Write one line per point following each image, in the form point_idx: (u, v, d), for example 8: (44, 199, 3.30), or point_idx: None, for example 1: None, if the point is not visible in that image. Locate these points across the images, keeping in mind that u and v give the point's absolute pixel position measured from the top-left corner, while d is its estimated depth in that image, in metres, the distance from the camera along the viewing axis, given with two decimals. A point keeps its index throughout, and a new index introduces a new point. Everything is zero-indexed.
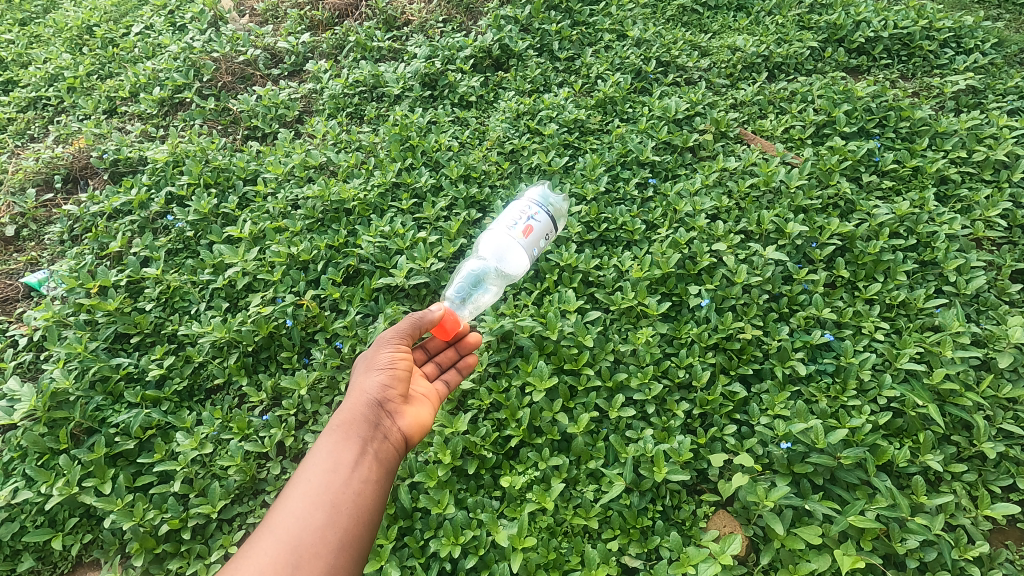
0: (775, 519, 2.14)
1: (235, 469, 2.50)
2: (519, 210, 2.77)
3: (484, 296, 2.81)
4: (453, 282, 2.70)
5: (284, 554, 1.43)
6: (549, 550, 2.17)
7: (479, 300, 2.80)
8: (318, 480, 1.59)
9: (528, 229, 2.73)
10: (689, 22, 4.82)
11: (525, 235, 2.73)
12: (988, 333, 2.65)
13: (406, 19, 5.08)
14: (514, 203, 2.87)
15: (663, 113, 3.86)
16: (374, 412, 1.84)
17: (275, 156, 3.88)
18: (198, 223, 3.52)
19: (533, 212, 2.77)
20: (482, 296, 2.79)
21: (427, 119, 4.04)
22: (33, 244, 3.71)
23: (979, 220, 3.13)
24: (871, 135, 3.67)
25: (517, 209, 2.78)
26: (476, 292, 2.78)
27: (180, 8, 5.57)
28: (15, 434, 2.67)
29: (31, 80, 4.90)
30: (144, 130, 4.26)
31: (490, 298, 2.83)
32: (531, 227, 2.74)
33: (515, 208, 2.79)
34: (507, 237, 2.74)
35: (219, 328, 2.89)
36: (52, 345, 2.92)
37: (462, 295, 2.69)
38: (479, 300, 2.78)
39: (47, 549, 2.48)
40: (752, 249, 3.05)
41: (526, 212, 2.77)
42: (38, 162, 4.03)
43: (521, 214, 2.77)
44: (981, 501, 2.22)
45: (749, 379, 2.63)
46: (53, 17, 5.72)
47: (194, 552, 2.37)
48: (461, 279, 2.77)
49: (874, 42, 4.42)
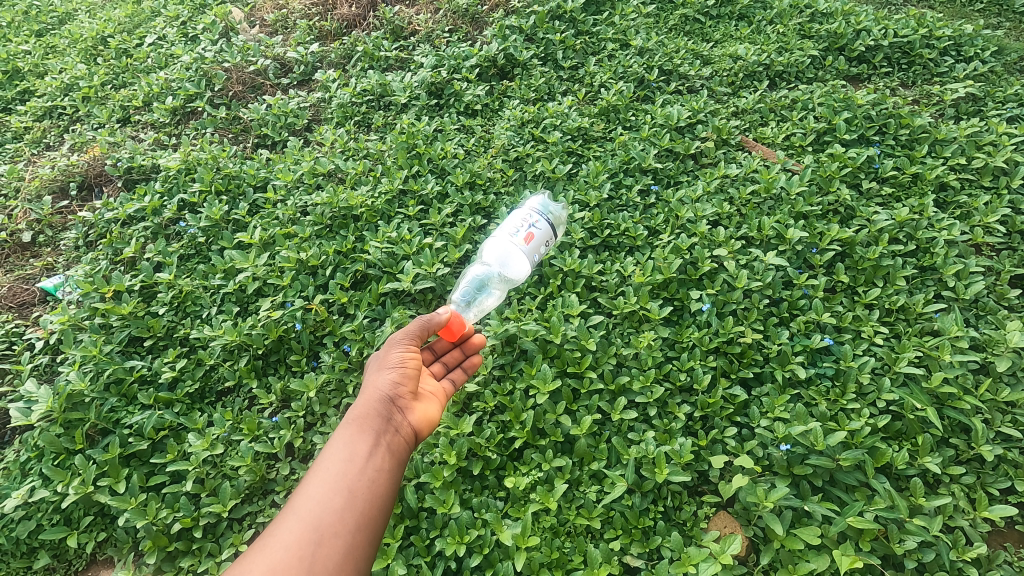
0: (774, 520, 2.17)
1: (245, 469, 2.56)
2: (522, 217, 2.82)
3: (489, 300, 2.89)
4: (458, 286, 2.79)
5: (305, 535, 1.47)
6: (552, 550, 2.21)
7: (483, 303, 2.86)
8: (334, 469, 1.64)
9: (529, 236, 2.79)
10: (691, 32, 4.89)
11: (526, 242, 2.78)
12: (987, 338, 2.68)
13: (413, 30, 5.18)
14: (516, 210, 2.93)
15: (665, 121, 3.92)
16: (387, 407, 1.89)
17: (284, 164, 3.96)
18: (210, 229, 3.60)
19: (534, 220, 2.82)
20: (486, 299, 2.85)
21: (434, 127, 4.12)
22: (49, 249, 3.80)
23: (978, 226, 3.17)
24: (871, 142, 3.72)
25: (520, 216, 2.83)
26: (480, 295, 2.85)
27: (192, 19, 5.69)
28: (33, 435, 2.74)
29: (47, 89, 5.03)
30: (157, 138, 4.36)
31: (494, 301, 2.90)
32: (532, 234, 2.79)
33: (517, 215, 2.84)
34: (510, 243, 2.79)
35: (230, 332, 2.96)
36: (69, 348, 3.00)
37: (467, 298, 2.77)
38: (483, 303, 2.84)
39: (62, 547, 2.55)
40: (752, 254, 3.10)
41: (527, 220, 2.82)
42: (54, 170, 4.14)
43: (523, 221, 2.82)
44: (980, 503, 2.25)
45: (750, 382, 2.68)
46: (69, 28, 5.86)
47: (205, 550, 2.42)
48: (466, 283, 2.84)
49: (874, 51, 4.48)
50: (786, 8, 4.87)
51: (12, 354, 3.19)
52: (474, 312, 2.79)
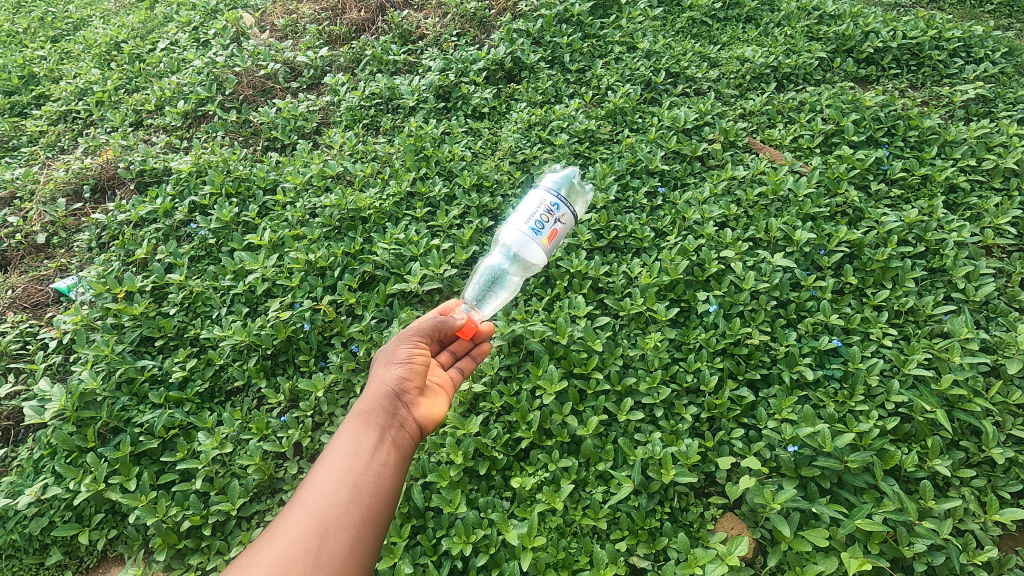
0: (782, 522, 2.16)
1: (254, 468, 2.58)
2: (542, 205, 2.53)
3: (504, 292, 2.85)
4: (472, 279, 2.83)
5: (311, 528, 1.49)
6: (558, 550, 2.23)
7: (498, 296, 2.85)
8: (341, 463, 1.64)
9: (552, 234, 2.53)
10: (698, 35, 4.89)
11: (549, 240, 2.53)
12: (997, 340, 2.65)
13: (421, 34, 5.20)
14: (533, 191, 2.60)
15: (672, 123, 3.93)
16: (392, 401, 1.88)
17: (294, 166, 4.01)
18: (220, 231, 3.65)
19: (557, 207, 2.55)
20: (501, 292, 2.85)
21: (441, 130, 4.15)
22: (63, 251, 3.85)
23: (989, 228, 3.14)
24: (880, 144, 3.71)
25: (540, 204, 2.52)
26: (496, 286, 2.84)
27: (204, 24, 5.77)
28: (46, 433, 2.79)
29: (62, 94, 5.11)
30: (169, 141, 4.43)
31: (510, 294, 2.88)
32: (556, 231, 2.54)
33: (534, 202, 2.53)
34: (530, 242, 2.50)
35: (240, 332, 2.99)
36: (81, 347, 3.04)
37: (480, 294, 2.82)
38: (497, 297, 2.84)
39: (74, 544, 2.58)
40: (760, 256, 3.10)
41: (550, 213, 2.53)
42: (69, 173, 4.20)
43: (544, 210, 2.53)
44: (991, 506, 2.21)
45: (757, 384, 2.66)
46: (83, 34, 5.96)
47: (215, 547, 2.45)
48: (480, 276, 2.83)
49: (883, 52, 4.47)
50: (794, 10, 4.87)
51: (26, 354, 3.24)
52: (489, 308, 2.85)
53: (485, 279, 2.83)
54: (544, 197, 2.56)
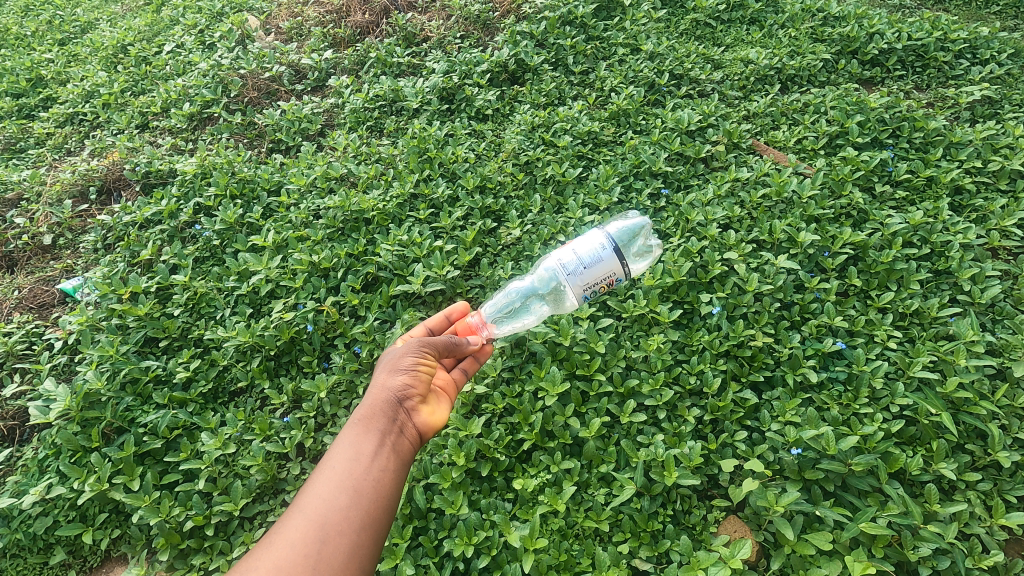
0: (785, 524, 2.15)
1: (257, 469, 2.59)
2: (604, 275, 2.24)
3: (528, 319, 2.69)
4: (495, 298, 2.66)
5: (311, 533, 1.48)
6: (560, 552, 2.22)
7: (522, 321, 2.71)
8: (341, 468, 1.64)
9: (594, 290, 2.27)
10: (701, 36, 4.87)
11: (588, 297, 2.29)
12: (1004, 343, 2.63)
13: (425, 36, 5.23)
14: (595, 238, 2.25)
15: (676, 124, 3.92)
16: (394, 407, 1.87)
17: (298, 168, 4.03)
18: (224, 232, 3.67)
19: (618, 274, 2.27)
20: (527, 318, 2.70)
21: (445, 132, 4.15)
22: (69, 252, 3.89)
23: (995, 230, 3.12)
24: (884, 145, 3.69)
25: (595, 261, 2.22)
26: (522, 310, 2.68)
27: (209, 27, 5.79)
28: (51, 433, 2.80)
29: (69, 97, 5.17)
30: (175, 143, 4.45)
31: (535, 319, 2.73)
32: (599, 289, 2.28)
33: (591, 256, 2.22)
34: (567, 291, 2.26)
35: (243, 333, 3.01)
36: (87, 348, 3.06)
37: (502, 313, 2.67)
38: (521, 322, 2.70)
39: (78, 543, 2.60)
40: (764, 258, 3.09)
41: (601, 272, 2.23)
42: (75, 174, 4.23)
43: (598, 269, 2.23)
44: (997, 510, 2.18)
45: (760, 387, 2.65)
46: (90, 37, 6.01)
47: (217, 548, 2.45)
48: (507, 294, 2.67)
49: (888, 53, 4.45)
50: (797, 12, 4.86)
51: (31, 354, 3.26)
52: (506, 328, 2.71)
53: (512, 301, 2.66)
54: (604, 251, 2.23)
